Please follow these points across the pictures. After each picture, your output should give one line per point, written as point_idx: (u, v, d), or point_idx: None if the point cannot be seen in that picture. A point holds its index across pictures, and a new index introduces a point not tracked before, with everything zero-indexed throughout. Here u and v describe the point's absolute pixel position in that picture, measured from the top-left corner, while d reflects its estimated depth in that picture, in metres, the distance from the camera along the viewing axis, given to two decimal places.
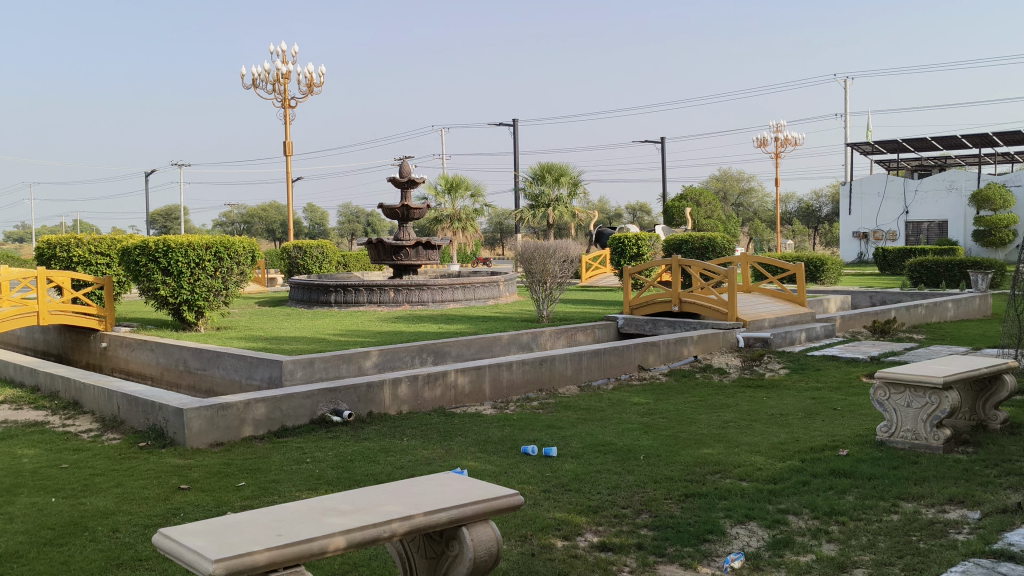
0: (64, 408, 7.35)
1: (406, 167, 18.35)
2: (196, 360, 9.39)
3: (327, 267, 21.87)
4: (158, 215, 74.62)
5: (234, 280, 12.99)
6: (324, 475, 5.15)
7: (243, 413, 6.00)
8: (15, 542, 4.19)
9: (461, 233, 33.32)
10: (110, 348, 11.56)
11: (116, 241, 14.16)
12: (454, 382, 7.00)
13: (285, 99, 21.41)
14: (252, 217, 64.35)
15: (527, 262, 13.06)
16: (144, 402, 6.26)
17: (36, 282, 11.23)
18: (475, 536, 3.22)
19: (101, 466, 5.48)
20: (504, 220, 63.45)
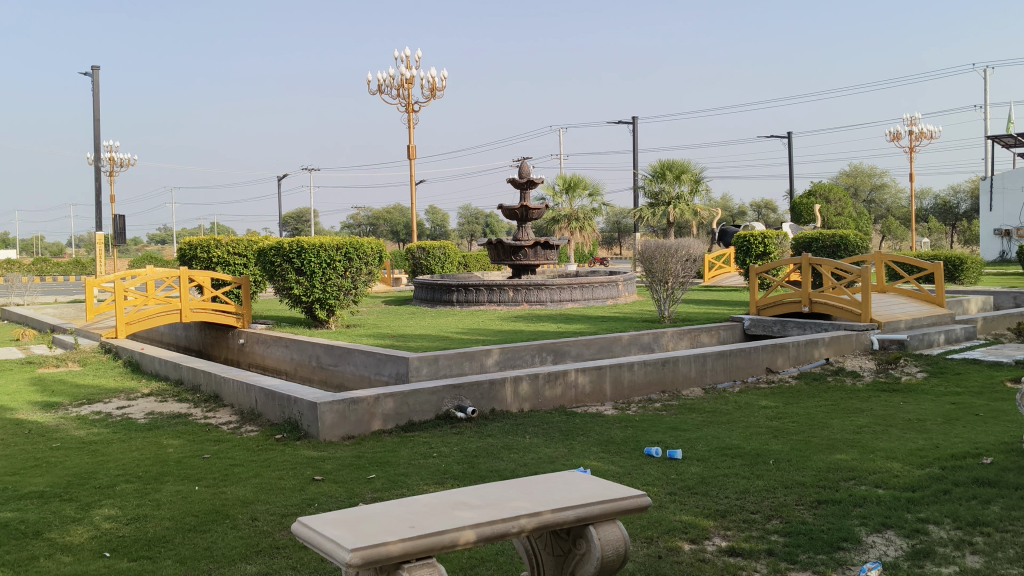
0: (206, 400, 7.74)
1: (526, 167, 18.40)
2: (327, 357, 9.71)
3: (448, 268, 22.23)
4: (289, 218, 77.92)
5: (362, 280, 13.34)
6: (450, 470, 5.22)
7: (372, 407, 6.16)
8: (163, 528, 4.42)
9: (580, 233, 33.24)
10: (246, 344, 12.08)
11: (252, 242, 14.76)
12: (574, 381, 6.98)
13: (409, 104, 21.84)
14: (377, 219, 66.23)
15: (649, 261, 12.92)
16: (280, 396, 6.51)
17: (178, 281, 11.84)
18: (602, 535, 3.20)
19: (240, 457, 5.73)
20: (623, 220, 63.02)
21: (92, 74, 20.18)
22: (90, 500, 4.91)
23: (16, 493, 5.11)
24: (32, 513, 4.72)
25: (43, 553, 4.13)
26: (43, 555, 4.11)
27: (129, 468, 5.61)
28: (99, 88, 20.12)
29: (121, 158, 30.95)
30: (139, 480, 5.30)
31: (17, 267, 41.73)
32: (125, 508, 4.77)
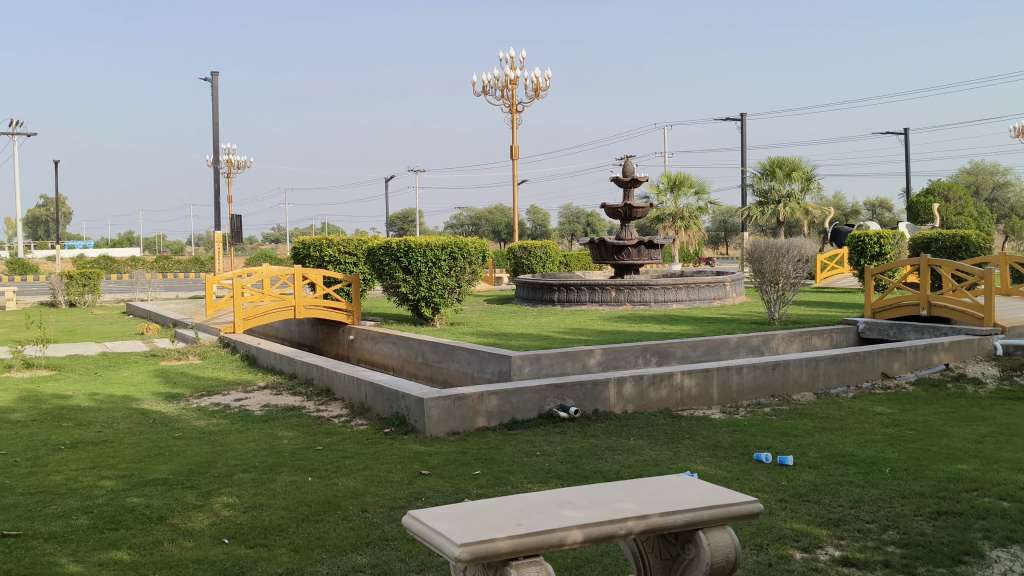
0: (318, 394, 7.96)
1: (629, 166, 18.25)
2: (433, 354, 9.87)
3: (550, 267, 22.25)
4: (394, 218, 79.78)
5: (467, 279, 13.48)
6: (555, 469, 5.23)
7: (477, 404, 6.22)
8: (278, 516, 4.57)
9: (684, 233, 32.78)
10: (356, 340, 12.37)
11: (362, 241, 15.10)
12: (680, 383, 6.88)
13: (513, 104, 22.00)
14: (479, 219, 66.97)
15: (757, 261, 12.65)
16: (388, 391, 6.65)
17: (293, 279, 12.21)
18: (712, 540, 3.14)
19: (350, 449, 5.87)
20: (729, 219, 61.92)
21: (212, 79, 21.01)
22: (210, 488, 5.12)
23: (143, 479, 5.37)
24: (157, 498, 4.95)
25: (168, 537, 4.33)
26: (167, 539, 4.30)
27: (246, 458, 5.82)
28: (217, 93, 20.94)
29: (238, 159, 32.14)
30: (255, 470, 5.50)
31: (142, 265, 43.92)
32: (243, 496, 4.95)
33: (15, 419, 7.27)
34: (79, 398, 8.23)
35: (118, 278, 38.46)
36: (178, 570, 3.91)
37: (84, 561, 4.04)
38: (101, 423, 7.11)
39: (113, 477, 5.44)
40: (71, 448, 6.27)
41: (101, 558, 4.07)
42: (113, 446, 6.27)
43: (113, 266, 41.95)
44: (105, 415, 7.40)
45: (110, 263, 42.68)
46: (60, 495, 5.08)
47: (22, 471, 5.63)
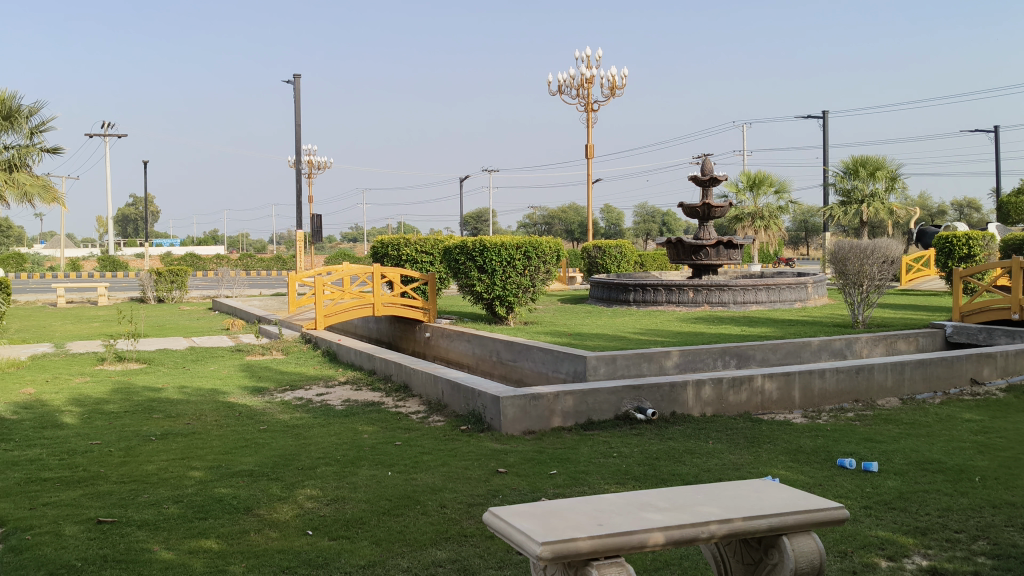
0: (396, 390, 8.09)
1: (707, 164, 18.04)
2: (508, 352, 9.93)
3: (626, 267, 22.12)
4: (469, 218, 80.42)
5: (542, 278, 13.49)
6: (632, 470, 5.21)
7: (552, 404, 6.24)
8: (359, 509, 4.66)
9: (764, 233, 32.22)
10: (432, 338, 12.51)
11: (439, 241, 15.25)
12: (760, 387, 6.78)
13: (588, 103, 21.95)
14: (553, 218, 67.03)
15: (840, 263, 12.38)
16: (465, 388, 6.73)
17: (372, 277, 12.44)
18: (796, 546, 3.10)
19: (429, 445, 5.95)
20: (809, 219, 60.64)
21: (294, 81, 21.47)
22: (293, 480, 5.25)
23: (230, 470, 5.54)
24: (244, 489, 5.10)
25: (254, 527, 4.45)
26: (254, 529, 4.43)
27: (328, 451, 5.95)
28: (300, 95, 21.38)
29: (318, 160, 32.79)
30: (337, 463, 5.62)
31: (226, 262, 45.20)
32: (325, 489, 5.06)
33: (110, 410, 7.56)
34: (169, 391, 8.52)
35: (205, 275, 39.67)
36: (264, 559, 4.03)
37: (176, 549, 4.19)
38: (189, 415, 7.35)
39: (201, 467, 5.62)
40: (162, 439, 6.50)
41: (191, 546, 4.21)
42: (201, 438, 6.47)
43: (199, 264, 43.32)
44: (194, 408, 7.65)
45: (196, 260, 44.04)
46: (152, 484, 5.27)
47: (116, 460, 5.85)
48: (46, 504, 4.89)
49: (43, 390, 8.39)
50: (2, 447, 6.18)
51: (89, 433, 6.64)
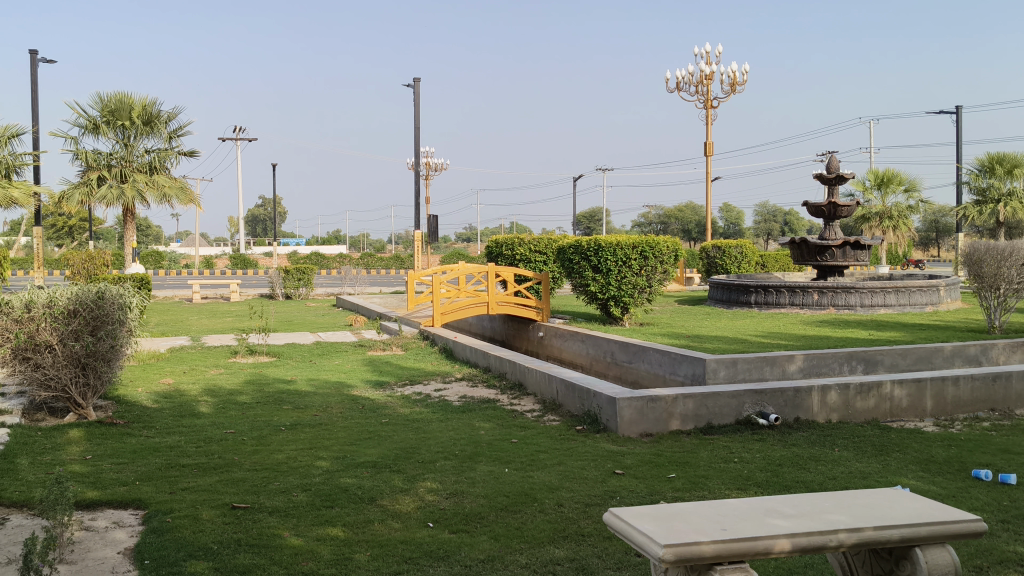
0: (511, 388, 8.18)
1: (833, 162, 17.48)
2: (623, 353, 9.90)
3: (746, 267, 21.65)
4: (584, 218, 80.40)
5: (658, 278, 13.37)
6: (753, 476, 5.12)
7: (671, 406, 6.21)
8: (478, 504, 4.75)
9: (892, 233, 30.94)
10: (546, 337, 12.57)
11: (553, 241, 15.31)
12: (889, 394, 6.54)
13: (708, 100, 21.58)
14: (669, 217, 66.24)
15: (975, 265, 11.79)
16: (581, 388, 6.75)
17: (486, 276, 12.61)
18: (929, 558, 2.98)
19: (545, 444, 6.00)
20: (940, 218, 57.89)
21: (414, 85, 21.95)
22: (414, 473, 5.38)
23: (354, 461, 5.73)
24: (367, 480, 5.27)
25: (377, 517, 4.59)
26: (377, 519, 4.57)
27: (447, 446, 6.07)
28: (419, 98, 21.87)
29: (436, 162, 33.41)
30: (456, 458, 5.73)
31: (348, 260, 46.55)
32: (445, 482, 5.17)
33: (242, 400, 7.92)
34: (296, 383, 8.86)
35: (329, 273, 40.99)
36: (387, 549, 4.15)
37: (304, 535, 4.36)
38: (316, 407, 7.63)
39: (327, 457, 5.83)
40: (291, 429, 6.77)
41: (318, 534, 4.37)
42: (327, 429, 6.71)
43: (324, 264, 44.83)
44: (320, 400, 7.94)
45: (319, 259, 45.50)
46: (282, 472, 5.50)
47: (248, 448, 6.13)
48: (184, 489, 5.17)
49: (181, 381, 8.86)
50: (145, 434, 6.57)
51: (223, 423, 6.98)
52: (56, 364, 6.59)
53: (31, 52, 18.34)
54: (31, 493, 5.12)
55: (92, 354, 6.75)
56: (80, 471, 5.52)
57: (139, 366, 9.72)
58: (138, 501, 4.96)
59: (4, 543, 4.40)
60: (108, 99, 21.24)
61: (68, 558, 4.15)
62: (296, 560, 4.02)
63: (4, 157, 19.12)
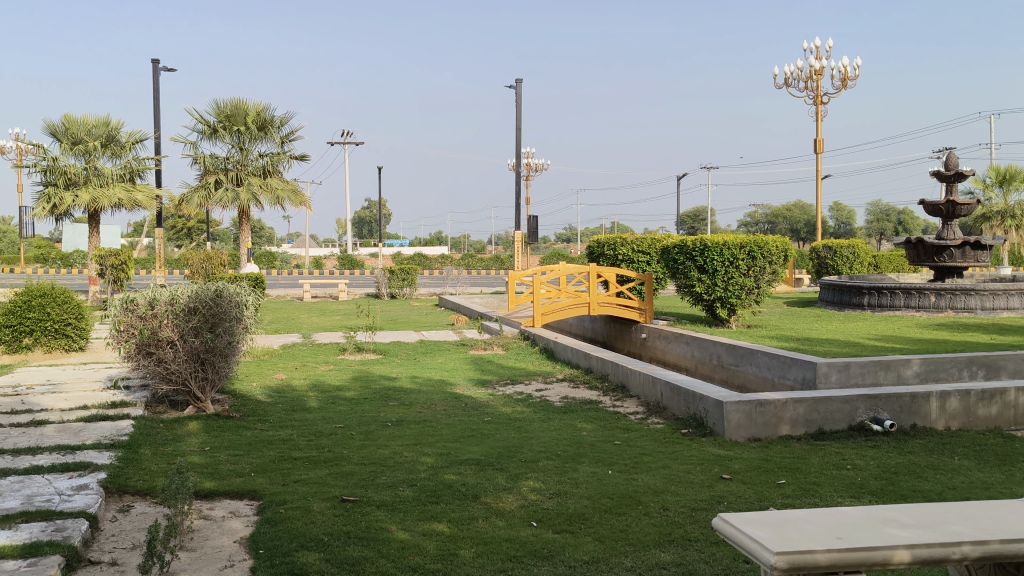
0: (614, 389, 8.12)
1: (952, 158, 16.72)
2: (730, 356, 9.71)
3: (858, 268, 20.93)
4: (687, 217, 79.34)
5: (766, 279, 13.05)
6: (867, 484, 4.94)
7: (780, 411, 6.05)
8: (582, 505, 4.73)
9: (1016, 232, 29.37)
10: (649, 338, 12.43)
11: (656, 241, 15.14)
12: (1014, 401, 6.20)
13: (817, 96, 20.95)
14: (777, 217, 64.64)
15: None
16: (686, 391, 6.65)
17: (588, 277, 12.58)
18: None
19: (649, 446, 5.94)
20: None
21: (516, 85, 22.07)
22: (517, 472, 5.40)
23: (458, 458, 5.79)
24: (471, 477, 5.31)
25: (482, 515, 4.63)
26: (481, 516, 4.60)
27: (550, 446, 6.07)
28: (521, 98, 21.99)
29: (537, 163, 33.54)
30: (559, 458, 5.72)
31: (452, 261, 47.13)
32: (548, 482, 5.17)
33: (349, 396, 8.12)
34: (401, 380, 9.03)
35: (433, 273, 41.60)
36: (492, 546, 4.17)
37: (411, 530, 4.43)
38: (420, 404, 7.74)
39: (432, 454, 5.91)
40: (397, 425, 6.90)
41: (424, 529, 4.43)
42: (432, 426, 6.81)
43: (428, 264, 45.56)
44: (424, 397, 8.06)
45: (423, 260, 46.21)
46: (388, 467, 5.61)
47: (356, 443, 6.27)
48: (296, 481, 5.33)
49: (293, 376, 9.14)
50: (259, 427, 6.81)
51: (332, 417, 7.17)
52: (178, 359, 6.88)
53: (153, 61, 19.24)
54: (154, 482, 5.36)
55: (211, 350, 7.01)
56: (199, 462, 5.76)
57: (252, 362, 10.07)
58: (253, 491, 5.14)
59: (130, 529, 4.63)
60: (224, 105, 22.10)
61: (188, 545, 4.32)
62: (403, 554, 4.08)
63: (130, 161, 20.16)
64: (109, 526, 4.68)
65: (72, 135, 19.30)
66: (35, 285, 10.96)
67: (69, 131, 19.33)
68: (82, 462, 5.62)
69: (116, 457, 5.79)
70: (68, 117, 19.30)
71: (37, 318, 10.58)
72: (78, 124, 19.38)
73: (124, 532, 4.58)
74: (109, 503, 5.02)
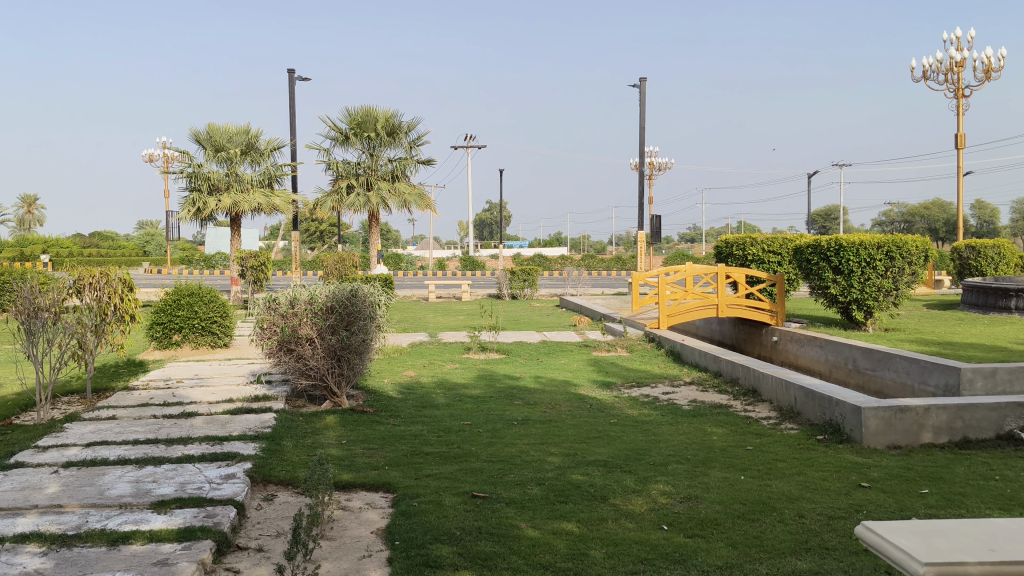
0: (745, 394, 7.97)
1: None
2: (866, 360, 9.39)
3: (1005, 270, 19.78)
4: (817, 216, 76.92)
5: (906, 281, 12.50)
6: (1018, 496, 4.68)
7: (922, 418, 5.80)
8: (714, 510, 4.66)
9: None
10: (780, 341, 12.13)
11: (788, 240, 14.74)
12: None
13: (959, 88, 19.93)
14: (914, 215, 61.79)
15: None
16: (822, 396, 6.46)
17: (716, 278, 12.38)
18: None
19: (782, 453, 5.79)
20: None
21: (639, 84, 21.93)
22: (646, 474, 5.38)
23: (585, 459, 5.81)
24: (599, 478, 5.32)
25: (611, 516, 4.63)
26: (611, 518, 4.60)
27: (679, 450, 6.01)
28: (645, 97, 21.84)
29: (660, 162, 33.23)
30: (688, 462, 5.66)
31: (574, 262, 47.18)
32: (678, 486, 5.13)
33: (475, 394, 8.25)
34: (526, 380, 9.12)
35: (557, 274, 41.75)
36: (622, 548, 4.17)
37: (541, 528, 4.48)
38: (546, 404, 7.80)
39: (559, 454, 5.96)
40: (524, 424, 6.97)
41: (554, 528, 4.47)
42: (558, 426, 6.85)
43: (550, 265, 45.77)
44: (550, 397, 8.12)
45: (545, 260, 46.41)
46: (517, 465, 5.68)
47: (485, 441, 6.38)
48: (428, 475, 5.47)
49: (422, 374, 9.37)
50: (392, 422, 7.02)
51: (460, 414, 7.32)
52: (316, 355, 7.17)
53: (289, 70, 20.09)
54: (295, 472, 5.61)
55: (347, 347, 7.25)
56: (337, 455, 5.98)
57: (384, 360, 10.37)
58: (387, 484, 5.30)
59: (274, 517, 4.85)
60: (356, 112, 22.83)
61: (329, 534, 4.51)
62: (533, 551, 4.13)
63: (268, 168, 21.07)
64: (255, 514, 4.92)
65: (215, 142, 20.38)
66: (184, 285, 11.59)
67: (212, 139, 20.40)
68: (229, 452, 5.93)
69: (260, 448, 6.08)
70: (212, 126, 20.37)
71: (185, 316, 11.16)
72: (221, 132, 20.42)
73: (269, 520, 4.80)
74: (254, 492, 5.28)
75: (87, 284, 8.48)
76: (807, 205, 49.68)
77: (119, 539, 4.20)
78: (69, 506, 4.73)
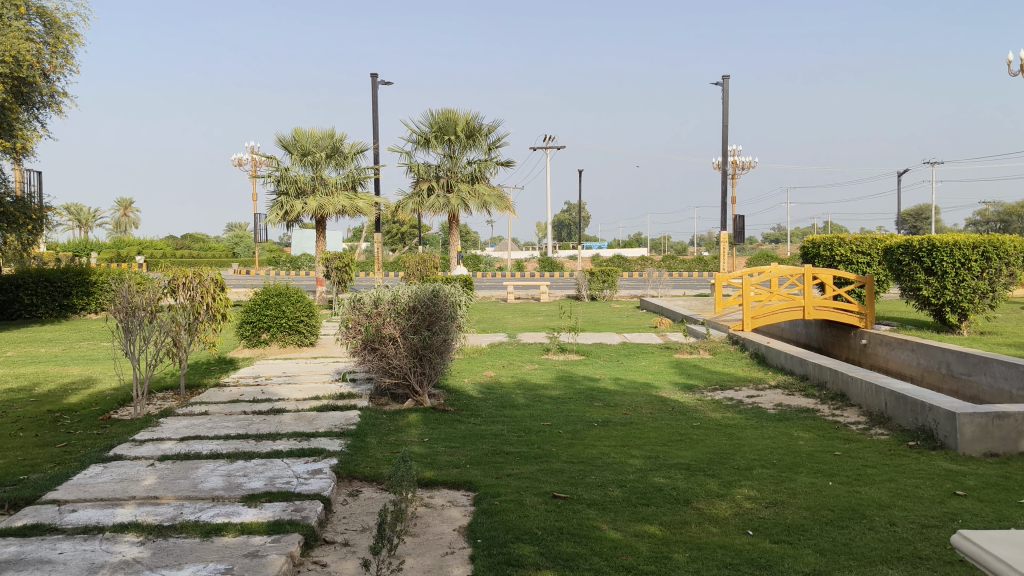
0: (833, 398, 7.78)
1: None
2: (961, 365, 9.08)
3: None
4: (908, 215, 74.78)
5: (1003, 282, 12.01)
6: None
7: (1022, 425, 5.58)
8: (801, 516, 4.57)
9: None
10: (870, 345, 11.82)
11: (877, 241, 14.31)
12: None
13: None
14: (1012, 214, 59.48)
15: None
16: (914, 402, 6.27)
17: (802, 279, 12.12)
18: None
19: (873, 458, 5.65)
20: None
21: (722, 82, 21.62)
22: (730, 479, 5.30)
23: (667, 461, 5.76)
24: (681, 482, 5.27)
25: (695, 520, 4.58)
26: (694, 521, 4.56)
27: (764, 454, 5.91)
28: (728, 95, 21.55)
29: (744, 161, 32.74)
30: (774, 467, 5.55)
31: (655, 263, 46.86)
32: (764, 491, 5.04)
33: (555, 395, 8.27)
34: (606, 382, 9.08)
35: (637, 275, 41.54)
36: (706, 552, 4.12)
37: (622, 530, 4.46)
38: (626, 406, 7.75)
39: (640, 456, 5.92)
40: (605, 425, 6.96)
41: (636, 530, 4.46)
42: (640, 428, 6.80)
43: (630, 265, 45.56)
44: (630, 399, 8.08)
45: (625, 261, 46.23)
46: (597, 467, 5.67)
47: (565, 441, 6.38)
48: (509, 475, 5.50)
49: (502, 374, 9.44)
50: (472, 421, 7.08)
51: (540, 415, 7.33)
52: (399, 355, 7.28)
53: (372, 74, 20.46)
54: (380, 469, 5.71)
55: (429, 346, 7.33)
56: (420, 452, 6.06)
57: (465, 359, 10.47)
58: (469, 483, 5.36)
59: (359, 513, 4.95)
60: (437, 116, 23.10)
61: (413, 530, 4.58)
62: (615, 553, 4.12)
63: (353, 170, 21.51)
64: (341, 509, 5.03)
65: (301, 146, 20.91)
66: (273, 285, 11.89)
67: (299, 143, 20.94)
68: (316, 448, 6.06)
69: (346, 444, 6.21)
70: (299, 130, 20.89)
71: (274, 316, 11.46)
72: (307, 136, 20.95)
73: (354, 515, 4.90)
74: (340, 487, 5.40)
75: (181, 284, 8.75)
76: (897, 205, 48.29)
77: (212, 530, 4.34)
78: (165, 498, 4.92)
